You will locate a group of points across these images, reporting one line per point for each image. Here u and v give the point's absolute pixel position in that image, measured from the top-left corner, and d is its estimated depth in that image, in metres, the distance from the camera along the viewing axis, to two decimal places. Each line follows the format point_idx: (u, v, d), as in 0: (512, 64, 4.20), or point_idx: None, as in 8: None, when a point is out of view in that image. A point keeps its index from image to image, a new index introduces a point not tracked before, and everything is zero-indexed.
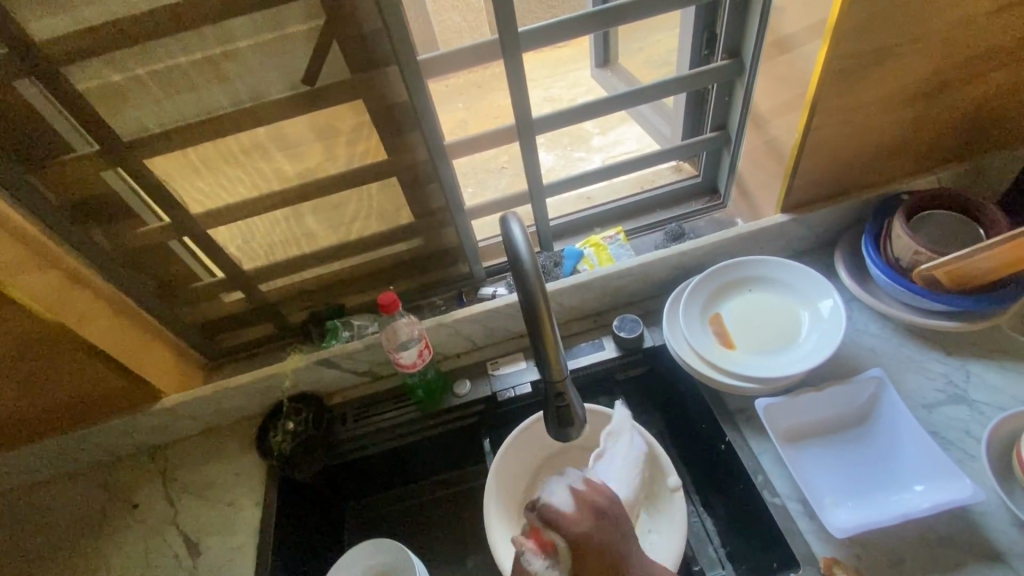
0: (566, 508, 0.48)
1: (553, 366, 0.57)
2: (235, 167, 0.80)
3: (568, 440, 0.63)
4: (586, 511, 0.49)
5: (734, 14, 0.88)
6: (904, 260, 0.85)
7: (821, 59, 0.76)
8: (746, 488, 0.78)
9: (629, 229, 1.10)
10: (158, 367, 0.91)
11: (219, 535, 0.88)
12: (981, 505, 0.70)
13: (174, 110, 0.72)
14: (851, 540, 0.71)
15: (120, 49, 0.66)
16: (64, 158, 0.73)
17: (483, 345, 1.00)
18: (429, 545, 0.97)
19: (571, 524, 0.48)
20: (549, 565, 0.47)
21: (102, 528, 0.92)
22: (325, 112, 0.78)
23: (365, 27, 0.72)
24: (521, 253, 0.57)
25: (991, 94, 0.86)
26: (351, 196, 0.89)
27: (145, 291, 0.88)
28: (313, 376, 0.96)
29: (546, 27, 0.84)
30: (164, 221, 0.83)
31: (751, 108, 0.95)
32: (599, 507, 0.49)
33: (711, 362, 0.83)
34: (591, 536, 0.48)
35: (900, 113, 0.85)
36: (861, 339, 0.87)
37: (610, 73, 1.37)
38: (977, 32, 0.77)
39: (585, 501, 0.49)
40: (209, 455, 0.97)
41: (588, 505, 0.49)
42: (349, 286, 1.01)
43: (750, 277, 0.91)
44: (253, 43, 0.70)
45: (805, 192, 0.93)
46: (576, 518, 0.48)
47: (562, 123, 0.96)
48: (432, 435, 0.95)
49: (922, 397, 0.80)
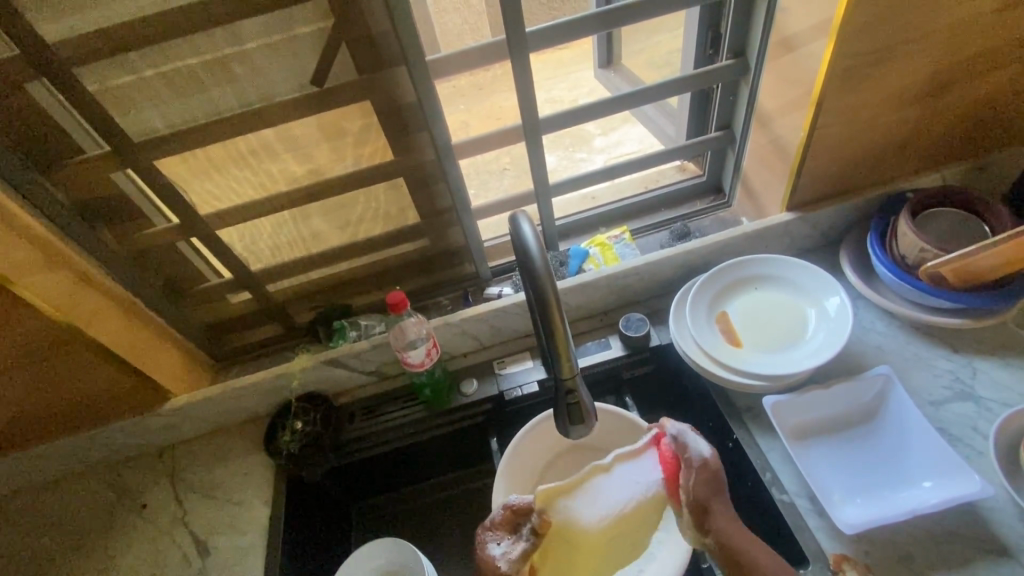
0: (700, 449, 0.60)
1: (564, 363, 0.58)
2: (243, 167, 0.81)
3: (576, 437, 0.63)
4: (714, 464, 0.60)
5: (738, 14, 0.88)
6: (910, 257, 0.85)
7: (827, 57, 0.76)
8: (754, 486, 0.78)
9: (634, 228, 1.10)
10: (168, 367, 0.92)
11: (228, 535, 0.88)
12: (990, 501, 0.70)
13: (184, 111, 0.72)
14: (860, 536, 0.71)
15: (131, 50, 0.66)
16: (74, 158, 0.73)
17: (490, 344, 1.00)
18: (436, 545, 0.97)
19: (711, 442, 0.62)
20: (694, 447, 0.61)
21: (111, 528, 0.92)
22: (332, 113, 0.78)
23: (373, 28, 0.73)
24: (533, 252, 0.57)
25: (995, 92, 0.86)
26: (358, 197, 0.90)
27: (154, 292, 0.89)
28: (321, 376, 0.96)
29: (552, 27, 0.85)
30: (174, 221, 0.83)
31: (756, 107, 0.95)
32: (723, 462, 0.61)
33: (719, 359, 0.83)
34: (713, 482, 0.59)
35: (905, 111, 0.85)
36: (867, 337, 0.87)
37: (613, 73, 1.39)
38: (982, 30, 0.78)
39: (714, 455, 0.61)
40: (217, 455, 0.97)
41: (718, 454, 0.61)
42: (356, 286, 1.01)
43: (757, 275, 0.91)
44: (263, 44, 0.70)
45: (810, 190, 0.93)
46: (716, 453, 0.61)
47: (567, 122, 0.96)
48: (440, 434, 0.96)
49: (929, 394, 0.80)
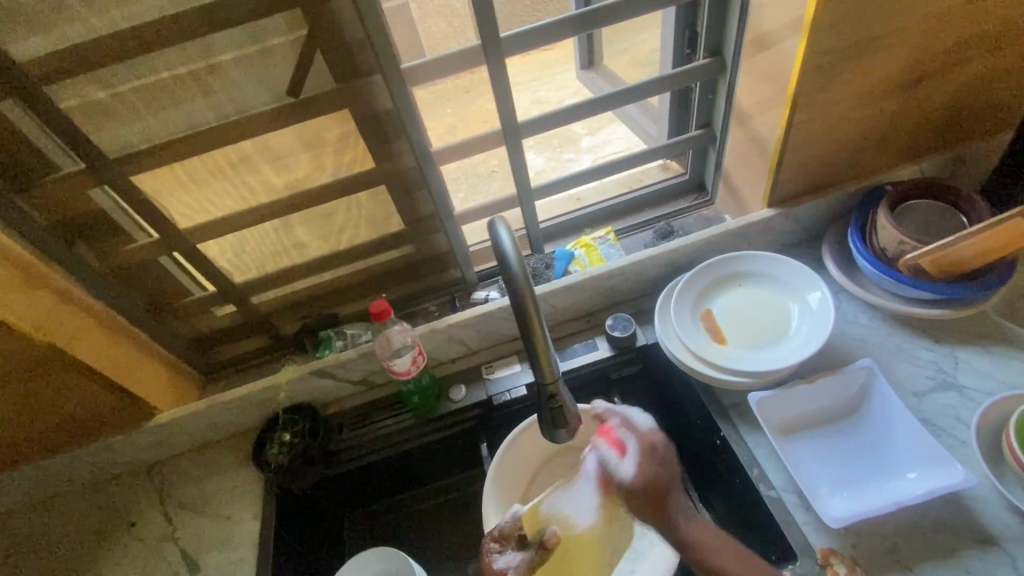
0: (640, 430, 0.73)
1: (544, 368, 0.58)
2: (223, 180, 0.80)
3: (562, 441, 0.63)
4: (650, 450, 0.71)
5: (714, 12, 0.89)
6: (890, 250, 0.86)
7: (800, 54, 0.77)
8: (742, 482, 0.79)
9: (619, 229, 1.10)
10: (152, 384, 0.91)
11: (218, 550, 0.88)
12: (974, 490, 0.71)
13: (159, 126, 0.72)
14: (847, 530, 0.71)
15: (102, 66, 0.66)
16: (49, 176, 0.73)
17: (477, 349, 1.00)
18: (429, 553, 0.97)
19: (637, 454, 0.71)
20: (625, 458, 0.71)
21: (100, 547, 0.91)
22: (310, 123, 0.78)
23: (348, 37, 0.72)
24: (509, 257, 0.57)
25: (969, 84, 0.87)
26: (341, 206, 0.90)
27: (137, 308, 0.88)
28: (308, 387, 0.96)
29: (528, 31, 0.85)
30: (154, 236, 0.83)
31: (734, 105, 0.96)
32: (658, 455, 0.71)
33: (703, 357, 0.83)
34: (651, 457, 0.71)
35: (881, 105, 0.86)
36: (850, 330, 0.88)
37: (595, 75, 1.39)
38: (952, 23, 0.79)
39: (646, 445, 0.72)
40: (207, 469, 0.96)
41: (648, 451, 0.71)
42: (342, 295, 1.00)
43: (741, 272, 0.92)
44: (237, 56, 0.70)
45: (791, 186, 0.94)
46: (641, 466, 0.71)
47: (548, 125, 0.96)
48: (430, 441, 0.96)
49: (913, 385, 0.81)
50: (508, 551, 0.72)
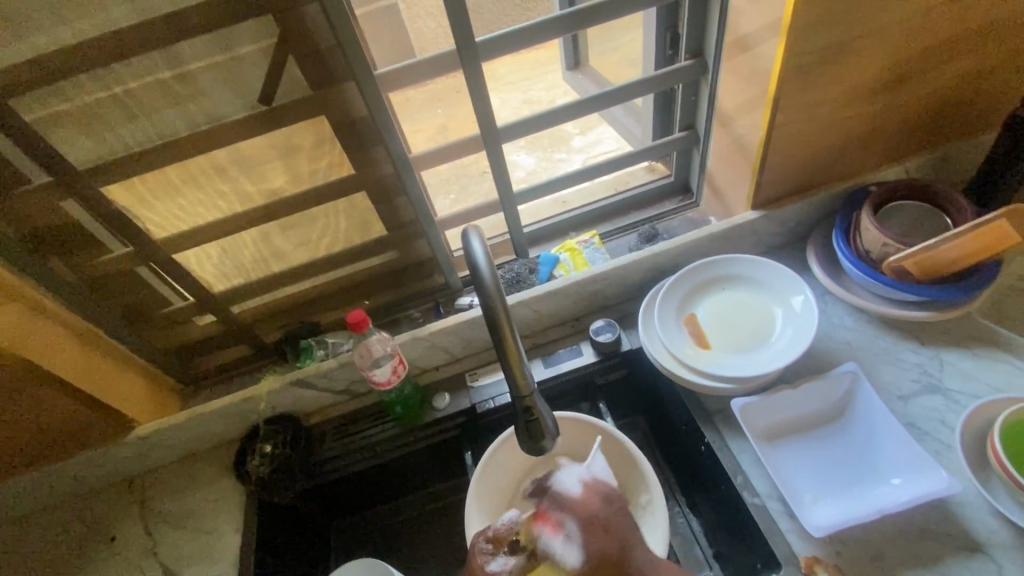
0: (576, 491, 0.58)
1: (519, 381, 0.57)
2: (197, 190, 0.79)
3: (540, 453, 0.62)
4: (593, 522, 0.56)
5: (694, 14, 0.88)
6: (874, 252, 0.85)
7: (779, 56, 0.76)
8: (727, 490, 0.78)
9: (604, 232, 1.09)
10: (131, 396, 0.90)
11: (199, 564, 0.87)
12: (958, 495, 0.70)
13: (129, 137, 0.71)
14: (831, 537, 0.70)
15: (67, 78, 0.64)
16: (17, 190, 0.71)
17: (462, 356, 0.99)
18: (414, 562, 0.96)
19: (578, 533, 0.56)
20: (569, 545, 0.55)
21: (79, 562, 0.90)
22: (285, 130, 0.77)
23: (319, 43, 0.71)
24: (481, 267, 0.56)
25: (952, 83, 0.86)
26: (320, 213, 0.88)
27: (113, 320, 0.87)
28: (290, 397, 0.94)
29: (506, 34, 0.84)
30: (128, 247, 0.81)
31: (717, 107, 0.95)
32: (605, 495, 0.59)
33: (686, 363, 0.82)
34: (599, 517, 0.57)
35: (863, 106, 0.85)
36: (835, 333, 0.87)
37: (581, 76, 1.37)
38: (933, 22, 0.78)
39: (592, 489, 0.59)
40: (188, 482, 0.95)
41: (596, 493, 0.58)
42: (324, 303, 0.99)
43: (724, 276, 0.91)
44: (205, 64, 0.68)
45: (775, 188, 0.93)
46: (588, 538, 0.55)
47: (530, 128, 0.95)
48: (414, 450, 0.94)
49: (898, 389, 0.80)
50: (503, 553, 0.58)
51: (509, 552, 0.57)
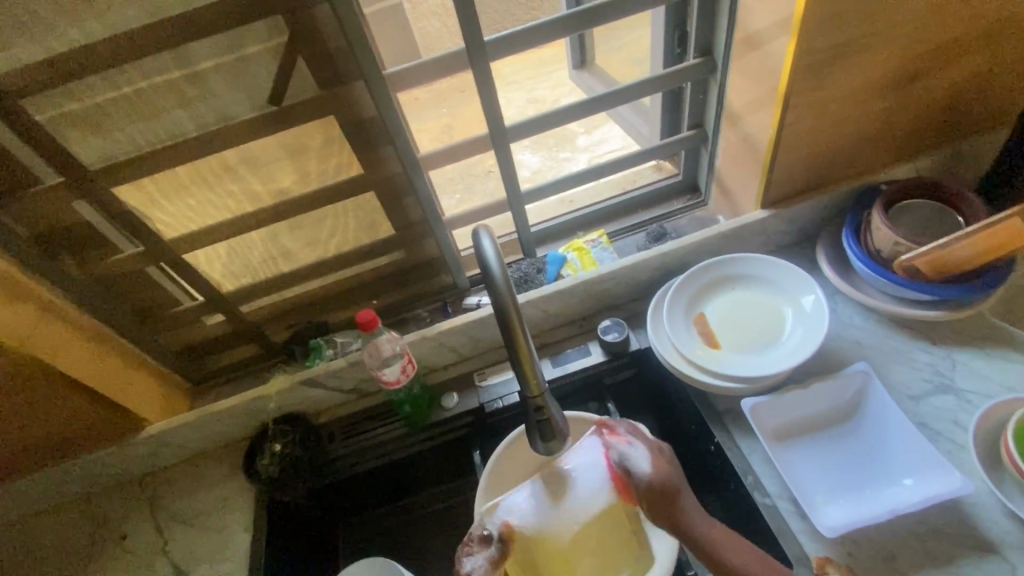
0: (647, 436, 0.68)
1: (530, 380, 0.57)
2: (207, 190, 0.79)
3: (551, 452, 0.62)
4: (659, 450, 0.65)
5: (703, 12, 0.87)
6: (885, 251, 0.84)
7: (789, 54, 0.75)
8: (737, 490, 0.78)
9: (612, 231, 1.09)
10: (141, 395, 0.90)
11: (209, 563, 0.87)
12: (971, 496, 0.70)
13: (139, 137, 0.71)
14: (843, 538, 0.70)
15: (79, 78, 0.65)
16: (30, 191, 0.72)
17: (469, 356, 0.99)
18: (422, 561, 0.96)
19: (648, 449, 0.65)
20: (636, 450, 0.65)
21: (90, 561, 0.91)
22: (294, 130, 0.77)
23: (329, 43, 0.71)
24: (492, 266, 0.56)
25: (963, 80, 0.86)
26: (328, 212, 0.89)
27: (124, 320, 0.87)
28: (299, 396, 0.95)
29: (514, 34, 0.84)
30: (139, 248, 0.82)
31: (726, 105, 0.95)
32: (669, 451, 0.66)
33: (695, 363, 0.82)
34: (663, 454, 0.65)
35: (873, 104, 0.85)
36: (846, 332, 0.87)
37: (587, 75, 1.38)
38: (945, 20, 0.77)
39: (659, 444, 0.67)
40: (198, 481, 0.96)
41: (663, 445, 0.67)
42: (332, 303, 0.99)
43: (734, 275, 0.91)
44: (215, 64, 0.69)
45: (784, 187, 0.93)
46: (655, 461, 0.64)
47: (538, 128, 0.95)
48: (422, 449, 0.95)
49: (909, 388, 0.80)
50: (478, 551, 0.69)
51: (484, 549, 0.69)
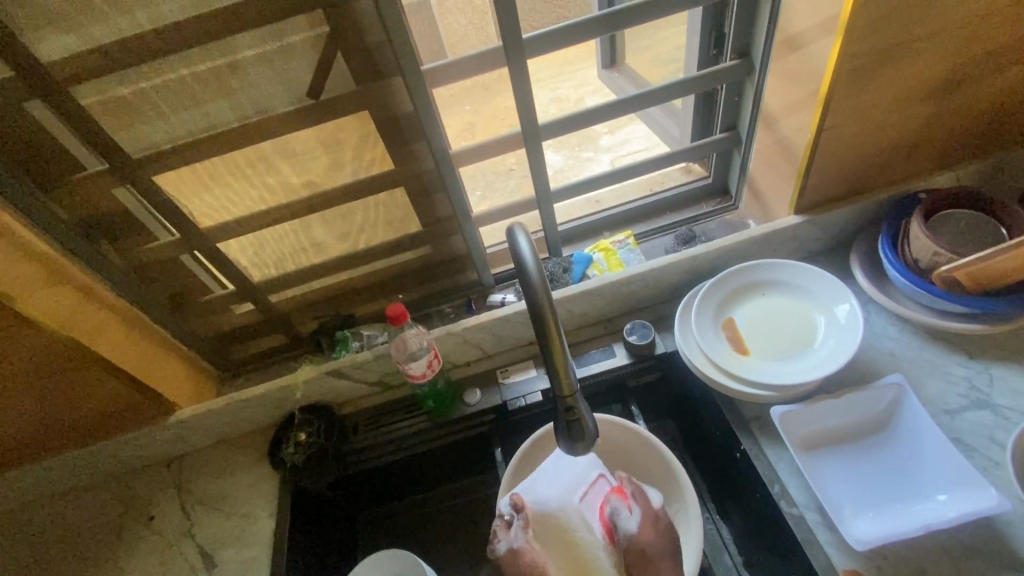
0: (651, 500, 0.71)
1: (562, 380, 0.57)
2: (242, 180, 0.80)
3: (579, 454, 0.62)
4: (655, 519, 0.68)
5: (743, 13, 0.86)
6: (923, 261, 0.83)
7: (833, 56, 0.74)
8: (763, 498, 0.77)
9: (639, 232, 1.08)
10: (172, 380, 0.92)
11: (233, 547, 0.88)
12: (1008, 514, 0.68)
13: (181, 126, 0.72)
14: (872, 552, 0.69)
15: (126, 67, 0.66)
16: (73, 176, 0.73)
17: (493, 353, 1.00)
18: (441, 554, 0.97)
19: (642, 516, 0.68)
20: (632, 513, 0.68)
21: (119, 540, 0.93)
22: (330, 124, 0.78)
23: (369, 38, 0.72)
24: (528, 264, 0.56)
25: (1010, 88, 0.83)
26: (359, 206, 0.89)
27: (158, 306, 0.89)
28: (324, 386, 0.96)
29: (550, 32, 0.84)
30: (175, 235, 0.83)
31: (762, 107, 0.93)
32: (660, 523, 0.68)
33: (724, 368, 0.81)
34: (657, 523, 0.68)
35: (916, 110, 0.83)
36: (879, 343, 0.85)
37: (616, 74, 1.38)
38: (995, 26, 0.75)
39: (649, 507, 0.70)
40: (224, 466, 0.97)
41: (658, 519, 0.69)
42: (359, 295, 1.00)
43: (764, 281, 0.90)
44: (257, 56, 0.69)
45: (820, 192, 0.91)
46: (644, 528, 0.67)
47: (569, 126, 0.94)
48: (444, 444, 0.95)
49: (945, 402, 0.78)
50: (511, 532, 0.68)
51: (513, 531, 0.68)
